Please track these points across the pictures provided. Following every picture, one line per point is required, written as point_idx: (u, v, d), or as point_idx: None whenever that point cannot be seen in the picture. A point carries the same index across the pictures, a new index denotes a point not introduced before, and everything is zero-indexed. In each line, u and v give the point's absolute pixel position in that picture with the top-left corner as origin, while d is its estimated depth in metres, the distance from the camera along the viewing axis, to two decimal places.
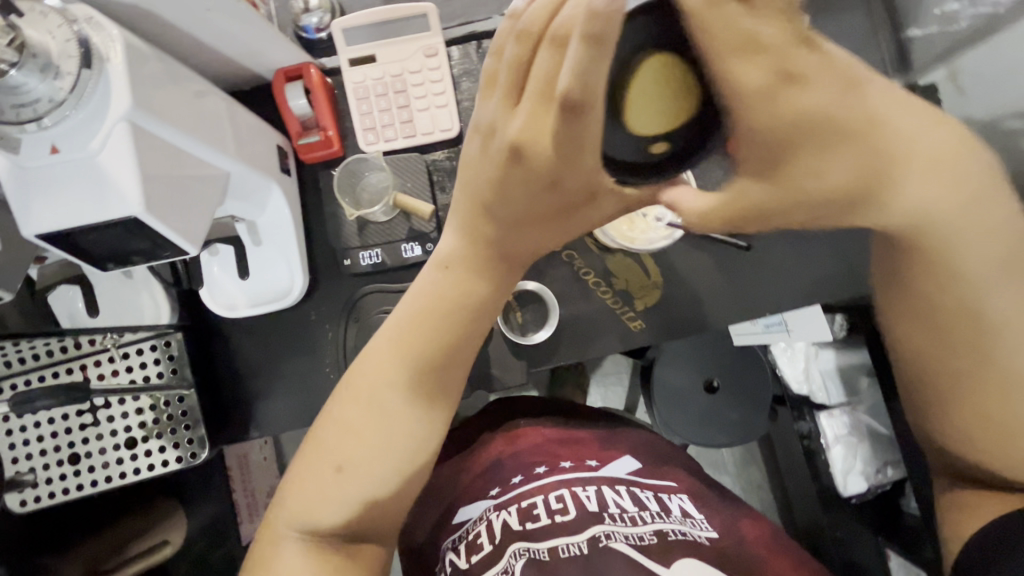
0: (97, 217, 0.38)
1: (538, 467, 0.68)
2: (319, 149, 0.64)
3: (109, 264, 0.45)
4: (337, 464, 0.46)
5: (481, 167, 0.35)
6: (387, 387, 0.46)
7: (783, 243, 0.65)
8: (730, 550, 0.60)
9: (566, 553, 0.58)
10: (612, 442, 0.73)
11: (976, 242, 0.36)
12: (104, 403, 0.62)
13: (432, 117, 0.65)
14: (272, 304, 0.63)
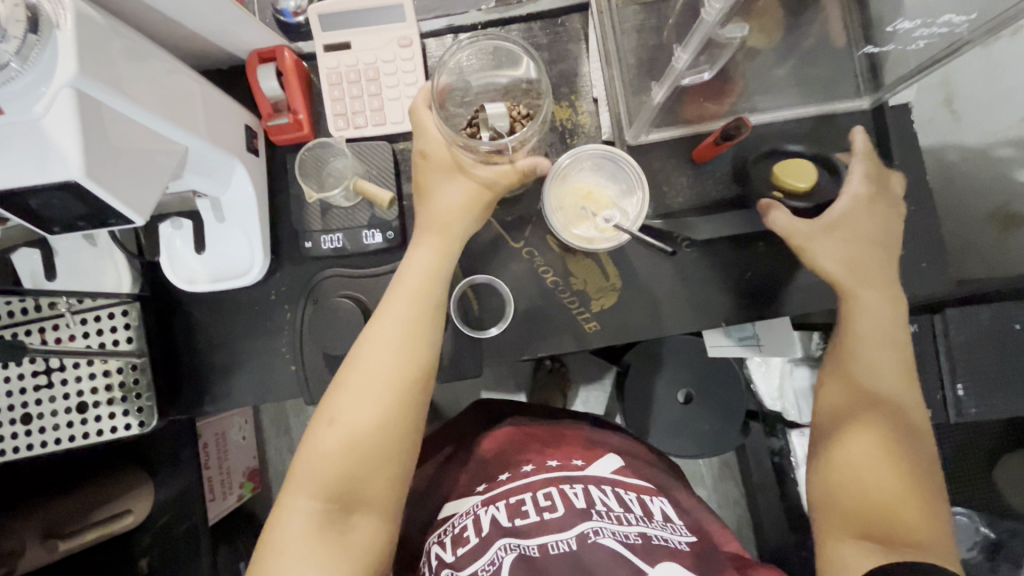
0: (40, 179, 0.40)
1: (525, 464, 0.70)
2: (288, 132, 0.65)
3: (57, 227, 0.46)
4: (329, 421, 0.53)
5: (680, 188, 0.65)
6: (381, 359, 0.53)
7: (745, 254, 0.65)
8: (708, 549, 0.61)
9: (554, 550, 0.59)
10: (596, 443, 0.74)
11: (868, 344, 0.58)
12: (60, 367, 0.63)
13: (403, 107, 0.66)
14: (230, 281, 0.64)
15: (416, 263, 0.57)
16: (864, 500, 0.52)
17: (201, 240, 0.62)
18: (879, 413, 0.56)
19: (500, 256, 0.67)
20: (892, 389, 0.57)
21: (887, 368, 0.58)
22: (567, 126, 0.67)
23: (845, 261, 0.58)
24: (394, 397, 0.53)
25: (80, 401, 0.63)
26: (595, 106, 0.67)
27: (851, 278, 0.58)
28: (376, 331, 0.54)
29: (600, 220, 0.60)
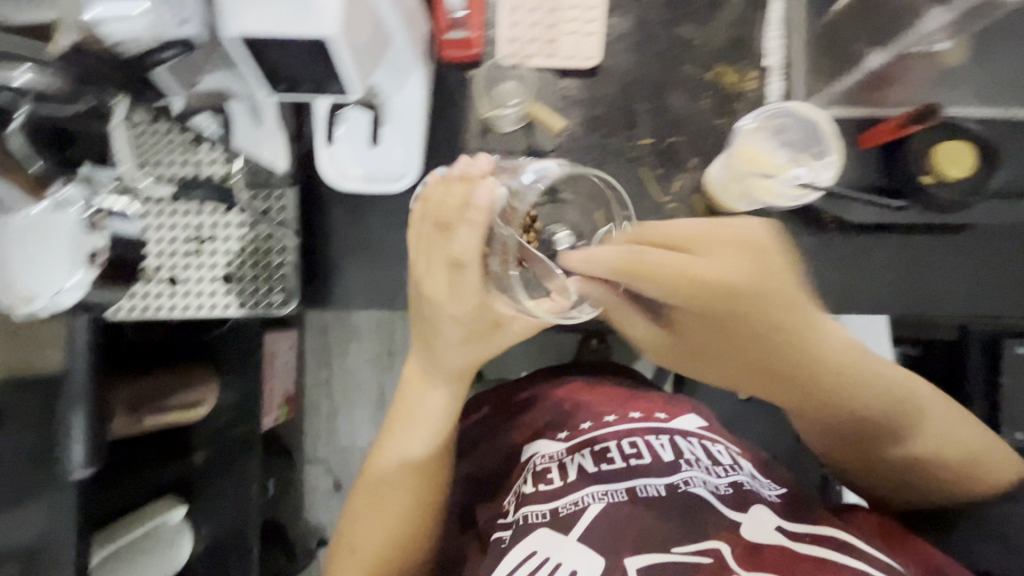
0: (293, 30, 0.40)
1: (608, 415, 0.69)
2: (461, 49, 0.65)
3: (276, 86, 0.48)
4: (377, 477, 0.62)
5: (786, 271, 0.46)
6: (419, 427, 0.61)
7: (888, 247, 0.65)
8: (801, 499, 0.60)
9: (644, 493, 0.58)
10: (677, 400, 0.74)
11: (922, 415, 0.52)
12: (201, 231, 0.61)
13: (576, 43, 0.66)
14: (382, 184, 0.64)
15: (443, 351, 0.55)
16: (899, 485, 0.57)
17: (366, 137, 0.63)
18: (895, 416, 0.52)
19: (642, 208, 0.66)
20: (867, 388, 0.51)
21: (858, 370, 0.50)
22: (733, 90, 0.67)
23: (892, 371, 0.52)
24: (430, 467, 0.62)
25: (212, 275, 0.62)
26: (765, 76, 0.66)
27: (899, 389, 0.52)
28: (462, 355, 0.55)
29: (788, 179, 0.59)
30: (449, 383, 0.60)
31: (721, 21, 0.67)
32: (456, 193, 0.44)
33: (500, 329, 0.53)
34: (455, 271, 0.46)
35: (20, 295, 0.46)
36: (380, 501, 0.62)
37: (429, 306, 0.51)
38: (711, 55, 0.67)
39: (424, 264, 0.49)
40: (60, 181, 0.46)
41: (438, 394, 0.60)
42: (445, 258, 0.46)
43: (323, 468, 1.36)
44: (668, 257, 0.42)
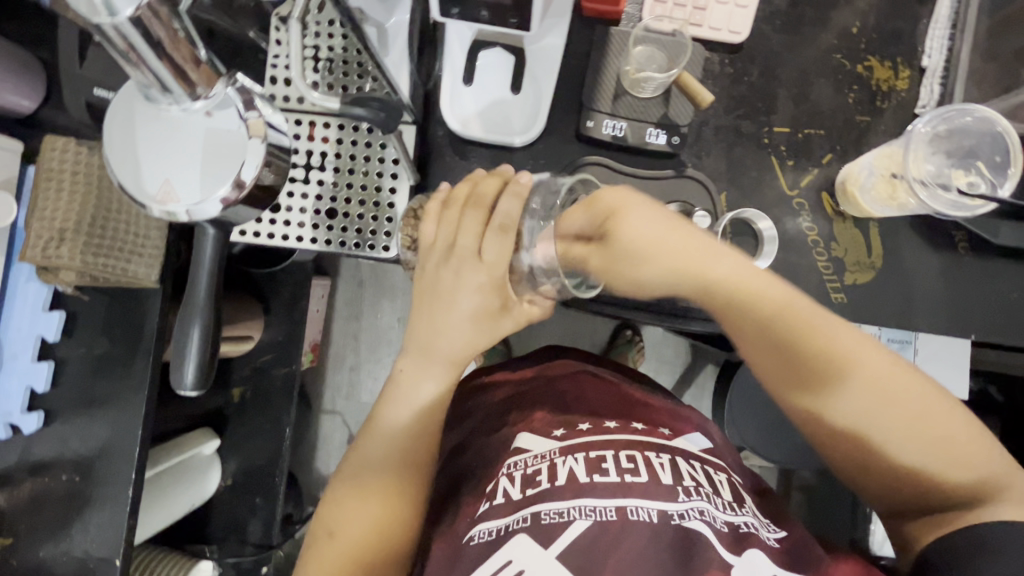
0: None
1: (608, 420, 0.61)
2: (606, 2, 0.60)
3: (449, 11, 0.46)
4: (365, 458, 0.59)
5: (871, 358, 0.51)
6: (417, 385, 0.59)
7: (1016, 275, 0.62)
8: (801, 545, 0.53)
9: (634, 516, 0.50)
10: (681, 415, 0.66)
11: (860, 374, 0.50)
12: (322, 160, 0.60)
13: (728, 14, 0.62)
14: (505, 135, 0.60)
15: (450, 324, 0.57)
16: (890, 482, 0.52)
17: (498, 86, 0.59)
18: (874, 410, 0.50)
19: (766, 198, 0.63)
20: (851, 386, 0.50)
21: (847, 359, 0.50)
22: (883, 87, 0.63)
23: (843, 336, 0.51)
24: (417, 432, 0.59)
25: (315, 207, 0.60)
26: (920, 76, 0.63)
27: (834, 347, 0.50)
28: (464, 336, 0.57)
29: (967, 185, 0.55)
30: (439, 367, 0.59)
31: (883, 12, 0.63)
32: (511, 211, 0.51)
33: (507, 308, 0.57)
34: (478, 261, 0.54)
35: (160, 196, 0.40)
36: (363, 460, 0.59)
37: (448, 282, 0.55)
38: (867, 47, 0.63)
39: (460, 251, 0.54)
40: (218, 76, 0.39)
41: (431, 379, 0.59)
42: (471, 247, 0.54)
43: (339, 420, 1.19)
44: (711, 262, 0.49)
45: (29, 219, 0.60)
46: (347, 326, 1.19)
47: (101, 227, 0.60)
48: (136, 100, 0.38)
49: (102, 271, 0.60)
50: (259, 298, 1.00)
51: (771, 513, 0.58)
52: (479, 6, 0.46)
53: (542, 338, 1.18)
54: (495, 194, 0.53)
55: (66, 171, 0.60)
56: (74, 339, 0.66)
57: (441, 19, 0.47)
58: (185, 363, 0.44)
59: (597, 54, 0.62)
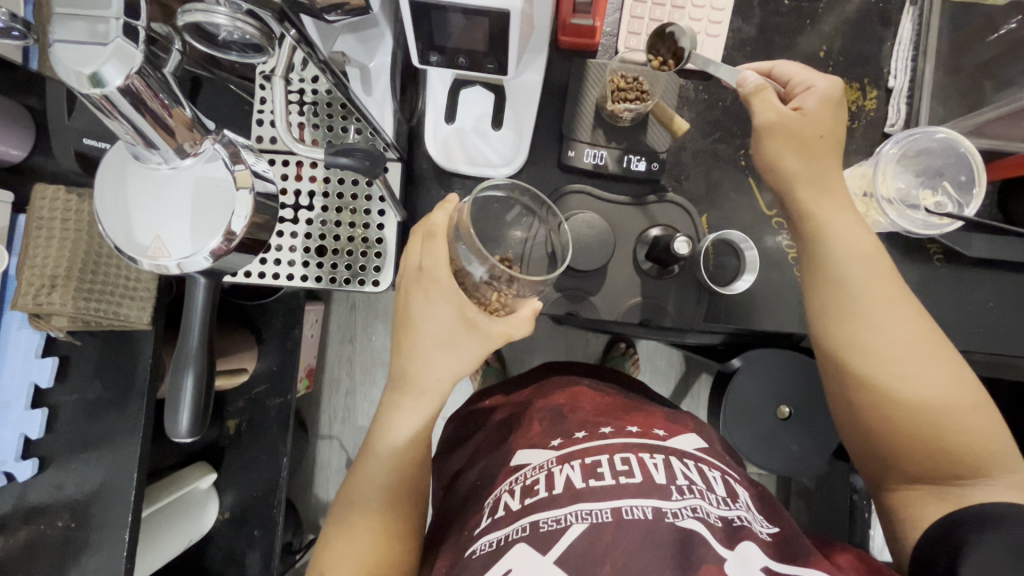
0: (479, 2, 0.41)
1: (603, 427, 0.59)
2: (581, 36, 0.62)
3: (428, 59, 0.48)
4: (361, 493, 0.57)
5: (909, 309, 0.50)
6: (412, 415, 0.55)
7: (990, 281, 0.63)
8: (794, 538, 0.51)
9: (629, 516, 0.48)
10: (679, 419, 0.64)
11: (882, 307, 0.49)
12: (310, 199, 0.61)
13: (700, 43, 0.64)
14: (488, 169, 0.62)
15: (425, 355, 0.53)
16: (909, 458, 0.49)
17: (480, 121, 0.61)
18: (904, 349, 0.49)
19: (744, 217, 0.66)
20: (882, 327, 0.49)
21: (877, 304, 0.49)
22: (852, 108, 0.65)
23: (863, 278, 0.50)
24: (399, 470, 0.57)
25: (304, 245, 0.61)
26: (887, 97, 0.65)
27: (863, 290, 0.50)
28: (445, 362, 0.53)
29: (937, 205, 0.57)
30: (417, 399, 0.55)
31: (848, 37, 0.66)
32: (438, 221, 0.50)
33: (473, 326, 0.51)
34: (420, 276, 0.51)
35: (151, 251, 0.41)
36: (358, 492, 0.57)
37: (405, 305, 0.53)
38: (834, 71, 0.66)
39: (408, 274, 0.53)
40: (206, 133, 0.41)
41: (411, 414, 0.55)
42: (416, 265, 0.52)
43: (336, 445, 1.18)
44: (824, 132, 0.50)
45: (21, 268, 0.60)
46: (341, 351, 1.19)
47: (92, 273, 0.61)
48: (129, 162, 0.41)
49: (93, 316, 0.60)
50: (254, 330, 1.00)
51: (765, 511, 0.57)
52: (457, 54, 0.48)
53: (534, 355, 1.18)
54: (449, 222, 0.50)
55: (56, 219, 0.60)
56: (67, 384, 0.66)
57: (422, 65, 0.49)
58: (180, 409, 0.45)
59: (575, 85, 0.64)
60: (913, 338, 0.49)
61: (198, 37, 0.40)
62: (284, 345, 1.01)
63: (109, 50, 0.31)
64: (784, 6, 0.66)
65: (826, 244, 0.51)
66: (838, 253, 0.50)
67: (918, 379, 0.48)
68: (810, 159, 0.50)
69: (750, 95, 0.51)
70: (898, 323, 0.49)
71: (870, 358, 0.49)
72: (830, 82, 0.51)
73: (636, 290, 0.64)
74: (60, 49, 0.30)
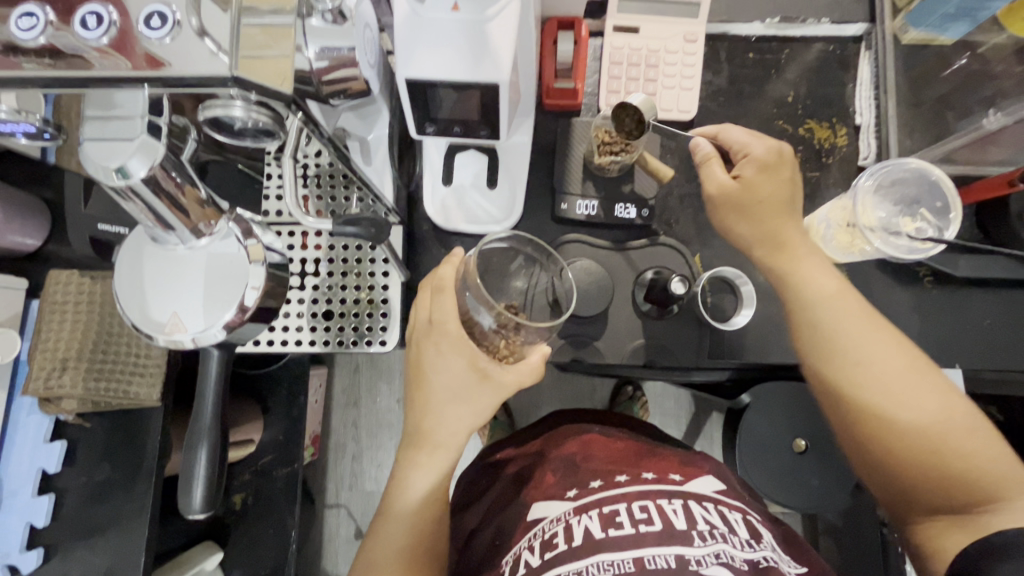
0: (469, 77, 0.44)
1: (618, 475, 0.59)
2: (565, 98, 0.67)
3: (424, 128, 0.51)
4: (375, 561, 0.55)
5: (892, 338, 0.51)
6: (427, 472, 0.55)
7: (984, 299, 0.65)
8: None
9: (652, 566, 0.47)
10: (694, 461, 0.63)
11: (861, 339, 0.51)
12: (316, 266, 0.63)
13: (676, 97, 0.68)
14: (486, 226, 0.65)
15: (441, 411, 0.53)
16: (922, 487, 0.48)
17: (475, 182, 0.64)
18: (891, 377, 0.50)
19: (736, 254, 0.68)
20: (864, 358, 0.50)
21: (855, 335, 0.51)
22: (825, 145, 0.69)
23: (838, 312, 0.52)
24: (414, 534, 0.56)
25: (311, 311, 0.63)
26: (856, 133, 0.69)
27: (841, 325, 0.51)
28: (459, 415, 0.53)
29: (917, 231, 0.60)
30: (431, 455, 0.54)
31: (812, 81, 0.70)
32: (447, 275, 0.52)
33: (487, 379, 0.52)
34: (430, 329, 0.52)
35: (169, 327, 0.42)
36: (374, 556, 0.55)
37: (417, 360, 0.54)
38: (804, 112, 0.70)
39: (419, 328, 0.54)
40: (221, 213, 0.43)
41: (426, 471, 0.55)
42: (425, 319, 0.54)
43: (345, 513, 1.15)
44: (768, 193, 0.52)
45: (34, 352, 0.61)
46: (347, 415, 1.18)
47: (103, 353, 0.62)
48: (146, 245, 0.43)
49: (104, 396, 0.61)
50: (259, 399, 1.00)
51: (793, 553, 0.55)
52: (450, 124, 0.51)
53: (542, 405, 1.18)
54: (456, 276, 0.52)
55: (69, 303, 0.62)
56: (74, 468, 0.65)
57: (419, 135, 0.52)
58: (193, 485, 0.44)
59: (562, 143, 0.67)
60: (901, 368, 0.50)
61: (214, 127, 0.42)
62: (290, 413, 1.00)
63: (134, 145, 0.33)
64: (750, 59, 0.71)
65: (797, 285, 0.53)
66: (810, 293, 0.52)
67: (910, 406, 0.49)
68: (755, 222, 0.53)
69: (700, 163, 0.55)
70: (880, 351, 0.50)
71: (859, 390, 0.50)
72: (769, 144, 0.53)
73: (638, 333, 0.65)
74: (89, 146, 0.33)
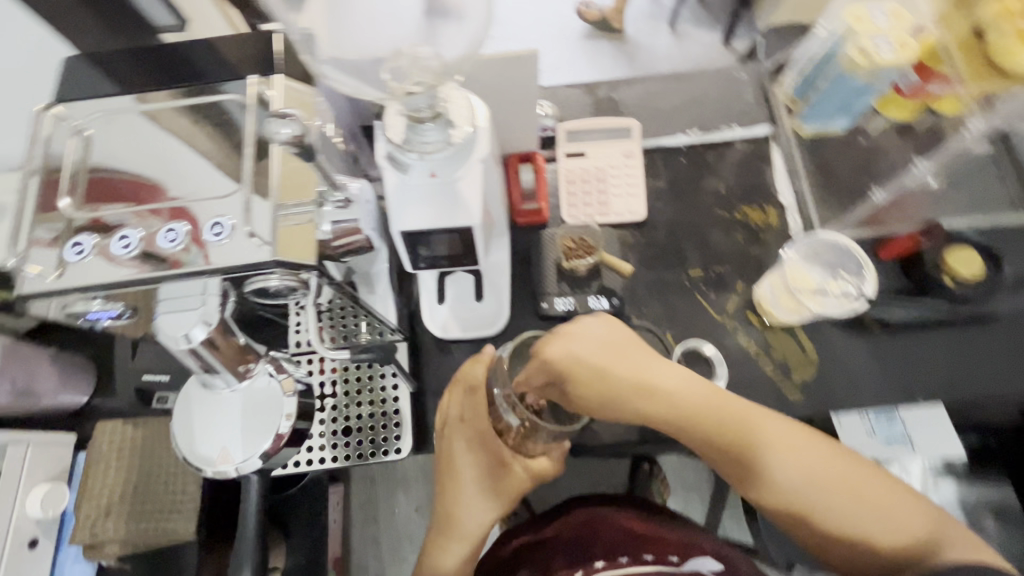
0: (448, 223, 0.55)
1: (621, 556, 0.63)
2: (533, 215, 0.79)
3: (417, 263, 0.62)
4: None
5: (858, 468, 0.57)
6: (451, 555, 0.63)
7: (925, 338, 0.73)
8: None
9: None
10: (692, 540, 0.66)
11: (795, 470, 0.56)
12: (333, 387, 0.71)
13: (626, 203, 0.81)
14: (480, 331, 0.74)
15: (468, 503, 0.63)
16: None
17: (465, 295, 0.75)
18: (855, 512, 0.55)
19: (702, 327, 0.76)
20: (799, 489, 0.56)
21: (798, 462, 0.56)
22: (760, 224, 0.81)
23: (798, 467, 0.56)
24: None
25: (331, 430, 0.70)
26: (784, 210, 0.81)
27: (808, 480, 0.56)
28: (487, 507, 0.63)
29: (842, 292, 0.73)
30: (458, 541, 0.63)
31: (739, 174, 0.83)
32: (477, 376, 0.63)
33: (509, 471, 0.63)
34: (463, 426, 0.64)
35: (218, 459, 0.50)
36: None
37: (447, 453, 0.65)
38: (737, 199, 0.82)
39: (449, 422, 0.65)
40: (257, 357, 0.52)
41: (454, 555, 0.63)
42: (455, 415, 0.65)
43: None
44: (662, 371, 0.57)
45: (82, 502, 0.67)
46: (368, 530, 1.19)
47: (143, 495, 0.68)
48: (196, 390, 0.51)
49: (145, 536, 0.66)
50: (281, 524, 1.02)
51: None
52: (438, 258, 0.62)
53: (560, 493, 1.19)
54: (484, 376, 0.63)
55: (113, 451, 0.69)
56: None
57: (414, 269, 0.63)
58: None
59: (536, 253, 0.78)
60: (881, 514, 0.56)
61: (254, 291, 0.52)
62: (312, 535, 1.02)
63: (198, 316, 0.43)
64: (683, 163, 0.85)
65: (761, 445, 0.57)
66: (765, 440, 0.57)
67: (870, 531, 0.55)
68: (612, 395, 0.55)
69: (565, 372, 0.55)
70: (839, 488, 0.56)
71: (839, 525, 0.56)
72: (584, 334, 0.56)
73: None
74: (164, 320, 0.43)
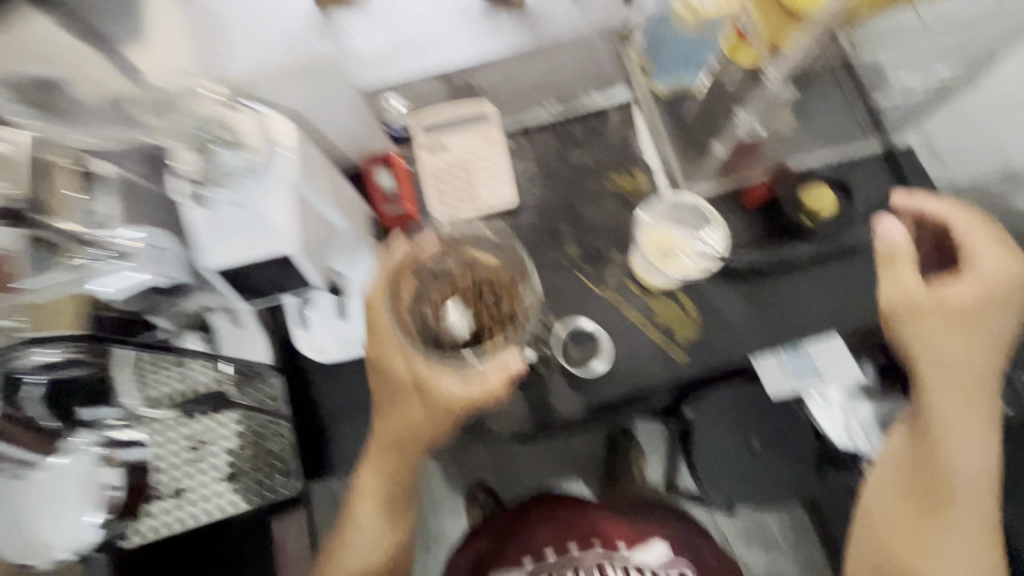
0: (260, 254, 0.51)
1: (570, 545, 0.77)
2: (400, 219, 0.76)
3: (247, 295, 0.58)
4: None
5: (976, 410, 0.60)
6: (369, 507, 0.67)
7: (798, 277, 0.74)
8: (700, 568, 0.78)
9: None
10: (633, 520, 0.81)
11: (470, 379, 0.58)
12: (205, 439, 0.67)
13: (494, 191, 0.79)
14: (359, 349, 0.71)
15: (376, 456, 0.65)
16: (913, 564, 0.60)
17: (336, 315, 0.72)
18: (954, 462, 0.59)
19: (587, 305, 0.75)
20: (964, 436, 0.59)
21: (975, 409, 0.59)
22: (631, 191, 0.80)
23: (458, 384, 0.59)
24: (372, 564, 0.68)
25: (214, 482, 0.66)
26: (653, 174, 0.80)
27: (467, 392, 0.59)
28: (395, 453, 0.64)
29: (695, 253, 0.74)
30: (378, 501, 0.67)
31: (606, 144, 0.82)
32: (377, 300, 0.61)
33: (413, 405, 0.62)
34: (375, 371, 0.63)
35: None
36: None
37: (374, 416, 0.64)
38: (607, 170, 0.81)
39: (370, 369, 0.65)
40: None
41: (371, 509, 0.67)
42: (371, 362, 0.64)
43: None
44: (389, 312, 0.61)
45: None
46: None
47: None
48: None
49: None
50: None
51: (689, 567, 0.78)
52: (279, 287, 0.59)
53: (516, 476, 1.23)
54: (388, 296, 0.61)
55: None
56: None
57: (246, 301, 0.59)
58: None
59: None
60: (981, 461, 0.59)
61: None
62: None
63: None
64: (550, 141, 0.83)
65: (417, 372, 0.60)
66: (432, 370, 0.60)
67: (965, 476, 0.59)
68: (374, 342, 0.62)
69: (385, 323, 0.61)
70: (964, 421, 0.59)
71: (951, 468, 0.59)
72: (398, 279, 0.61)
73: (520, 402, 0.71)
74: None
